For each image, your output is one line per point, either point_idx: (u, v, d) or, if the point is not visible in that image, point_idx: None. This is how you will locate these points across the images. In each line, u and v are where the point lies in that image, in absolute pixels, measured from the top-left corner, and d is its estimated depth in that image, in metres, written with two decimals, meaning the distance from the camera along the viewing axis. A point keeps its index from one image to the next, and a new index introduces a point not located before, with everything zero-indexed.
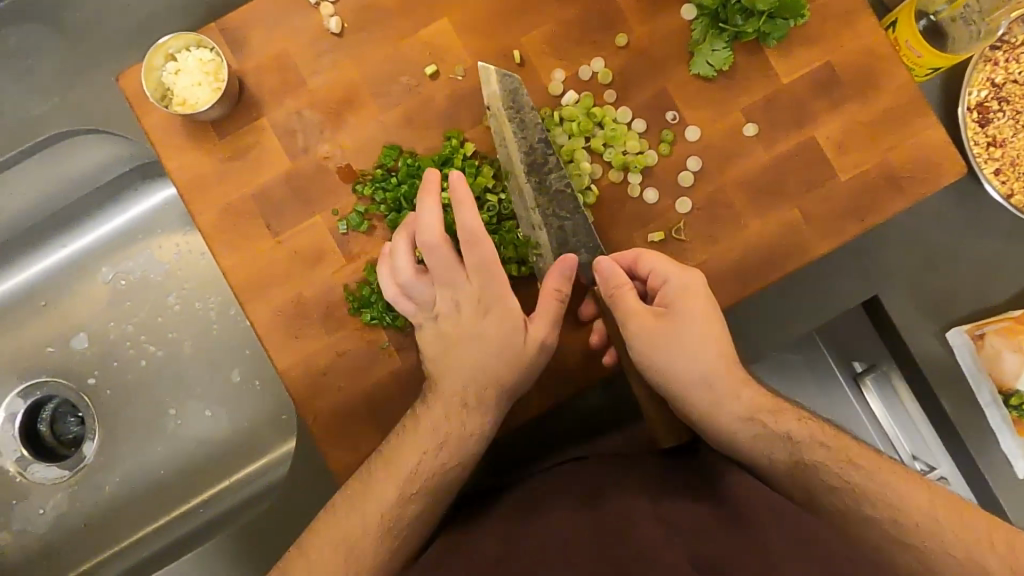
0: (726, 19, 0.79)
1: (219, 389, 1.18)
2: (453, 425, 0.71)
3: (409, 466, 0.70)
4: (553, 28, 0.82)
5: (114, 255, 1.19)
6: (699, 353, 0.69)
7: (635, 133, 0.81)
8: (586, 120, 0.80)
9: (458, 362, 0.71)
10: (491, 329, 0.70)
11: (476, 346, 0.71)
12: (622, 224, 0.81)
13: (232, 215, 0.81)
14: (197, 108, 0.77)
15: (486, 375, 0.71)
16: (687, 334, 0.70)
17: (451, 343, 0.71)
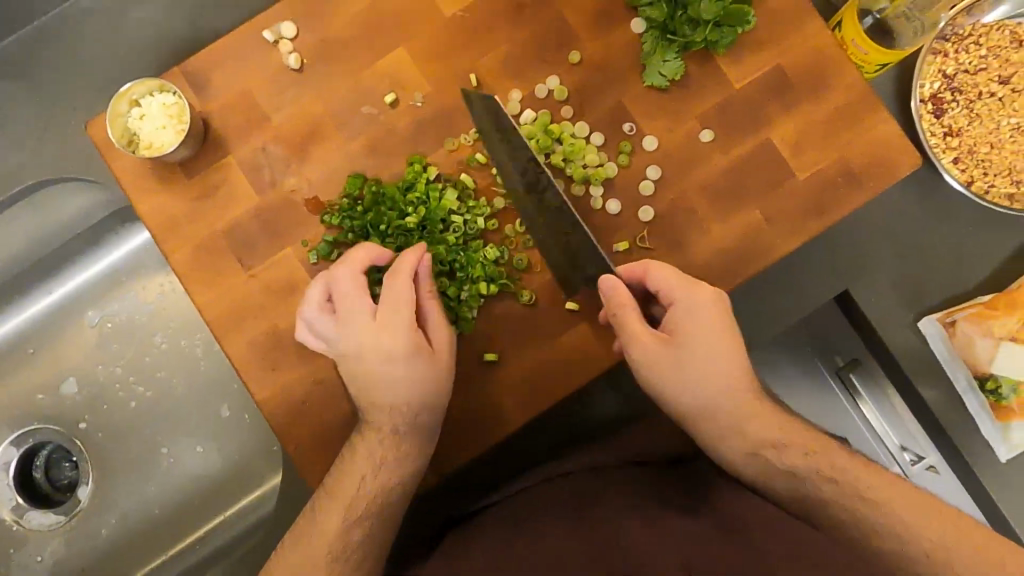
0: (674, 30, 0.80)
1: (209, 425, 1.19)
2: (387, 451, 0.74)
3: (349, 490, 0.73)
4: (508, 50, 0.84)
5: (99, 299, 1.20)
6: (711, 374, 0.70)
7: (595, 147, 0.82)
8: (545, 137, 0.82)
9: (378, 394, 0.73)
10: (396, 360, 0.72)
11: (385, 380, 0.73)
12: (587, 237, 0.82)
13: (204, 253, 0.82)
14: (163, 151, 0.79)
15: (404, 405, 0.73)
16: (701, 356, 0.69)
17: (367, 377, 0.73)
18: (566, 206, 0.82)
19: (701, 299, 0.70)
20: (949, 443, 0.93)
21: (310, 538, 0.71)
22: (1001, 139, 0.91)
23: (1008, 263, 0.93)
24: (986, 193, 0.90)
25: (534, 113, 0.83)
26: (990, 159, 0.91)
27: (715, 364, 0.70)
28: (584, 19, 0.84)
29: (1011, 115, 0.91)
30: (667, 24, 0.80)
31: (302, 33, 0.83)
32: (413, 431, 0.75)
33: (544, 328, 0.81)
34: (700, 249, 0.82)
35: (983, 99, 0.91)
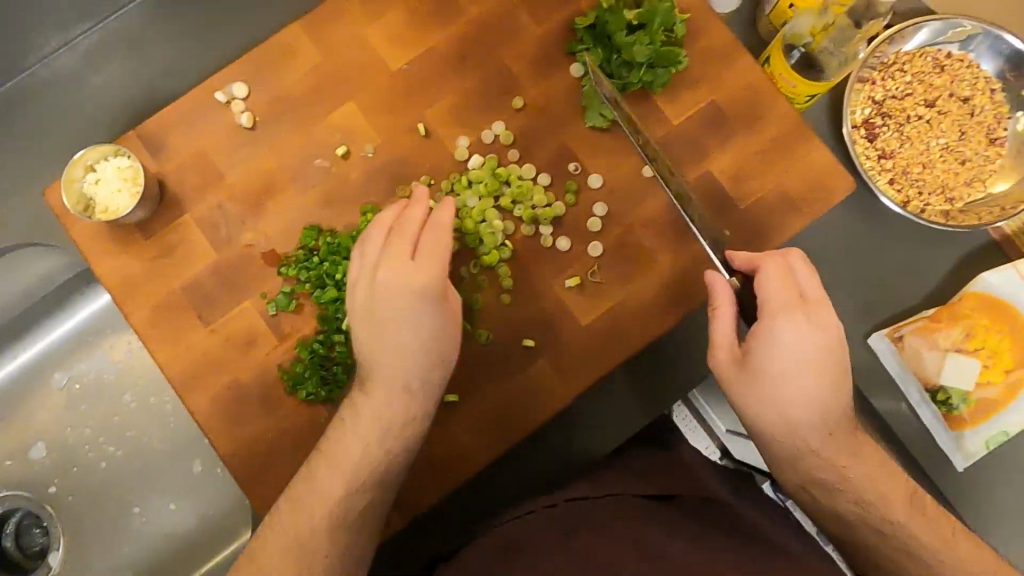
0: (610, 73, 0.85)
1: (182, 481, 1.19)
2: (390, 418, 0.73)
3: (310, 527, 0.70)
4: (454, 99, 0.87)
5: (65, 361, 1.20)
6: (788, 383, 0.69)
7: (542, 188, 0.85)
8: (494, 181, 0.85)
9: (389, 348, 0.73)
10: (414, 311, 0.72)
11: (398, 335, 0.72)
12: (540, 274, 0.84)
13: (164, 311, 0.83)
14: (119, 214, 0.80)
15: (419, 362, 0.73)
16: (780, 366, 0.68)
17: (377, 334, 0.72)
18: (519, 245, 0.85)
19: (793, 317, 0.68)
20: (907, 454, 0.95)
21: None
22: (932, 158, 0.95)
23: (951, 275, 0.96)
24: (923, 210, 0.94)
25: (482, 157, 0.85)
26: (923, 177, 0.95)
27: (801, 373, 0.68)
28: (526, 66, 0.88)
29: (940, 135, 0.96)
30: (604, 66, 0.85)
31: (253, 92, 0.86)
32: (422, 396, 0.74)
33: (501, 368, 0.83)
34: (650, 279, 0.84)
35: (912, 122, 0.96)
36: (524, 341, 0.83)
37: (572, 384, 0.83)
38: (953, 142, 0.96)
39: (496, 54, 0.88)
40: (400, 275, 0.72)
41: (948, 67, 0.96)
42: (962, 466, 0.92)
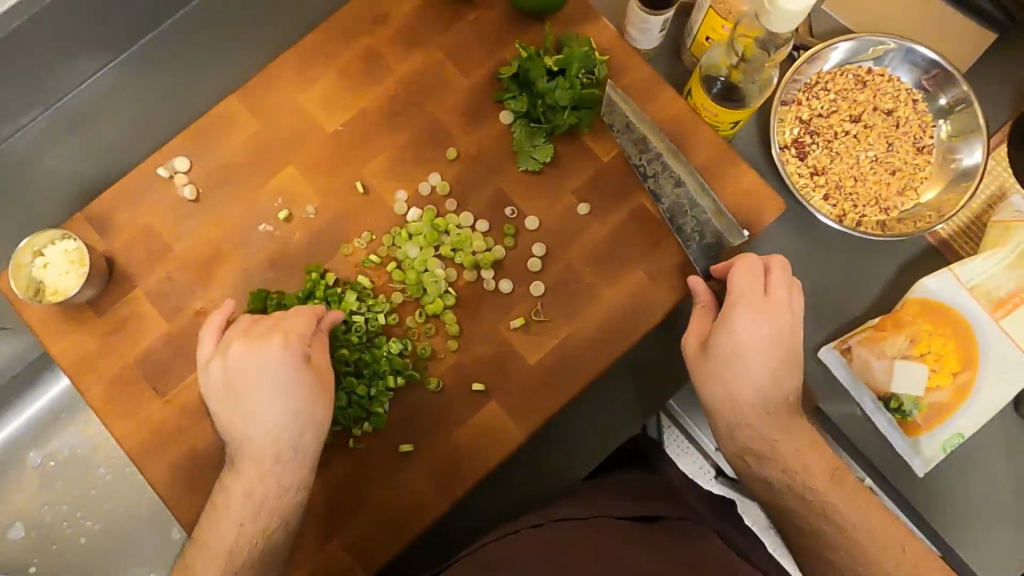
0: (536, 117, 0.87)
1: (162, 549, 1.19)
2: (263, 489, 0.75)
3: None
4: (391, 155, 0.90)
5: (39, 439, 1.20)
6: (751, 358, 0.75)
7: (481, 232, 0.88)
8: (433, 230, 0.87)
9: (247, 424, 0.74)
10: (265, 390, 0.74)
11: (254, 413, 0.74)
12: (485, 317, 0.86)
13: (119, 386, 0.85)
14: (67, 296, 0.82)
15: (284, 435, 0.74)
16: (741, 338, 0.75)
17: (242, 413, 0.74)
18: (462, 291, 0.87)
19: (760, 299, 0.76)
20: (869, 459, 0.98)
21: None
22: (863, 171, 0.98)
23: (895, 282, 0.98)
24: (858, 222, 0.96)
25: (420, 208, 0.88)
26: (856, 190, 0.98)
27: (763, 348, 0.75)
28: (457, 118, 0.91)
29: (868, 148, 0.98)
30: (530, 112, 0.88)
31: (195, 165, 0.89)
32: (293, 463, 0.75)
33: (453, 414, 0.84)
34: (594, 313, 0.86)
35: (839, 138, 0.99)
36: (474, 385, 0.84)
37: (524, 423, 0.83)
38: (882, 154, 0.98)
39: (427, 108, 0.91)
40: (247, 354, 0.74)
41: (868, 82, 0.99)
42: (922, 471, 0.95)
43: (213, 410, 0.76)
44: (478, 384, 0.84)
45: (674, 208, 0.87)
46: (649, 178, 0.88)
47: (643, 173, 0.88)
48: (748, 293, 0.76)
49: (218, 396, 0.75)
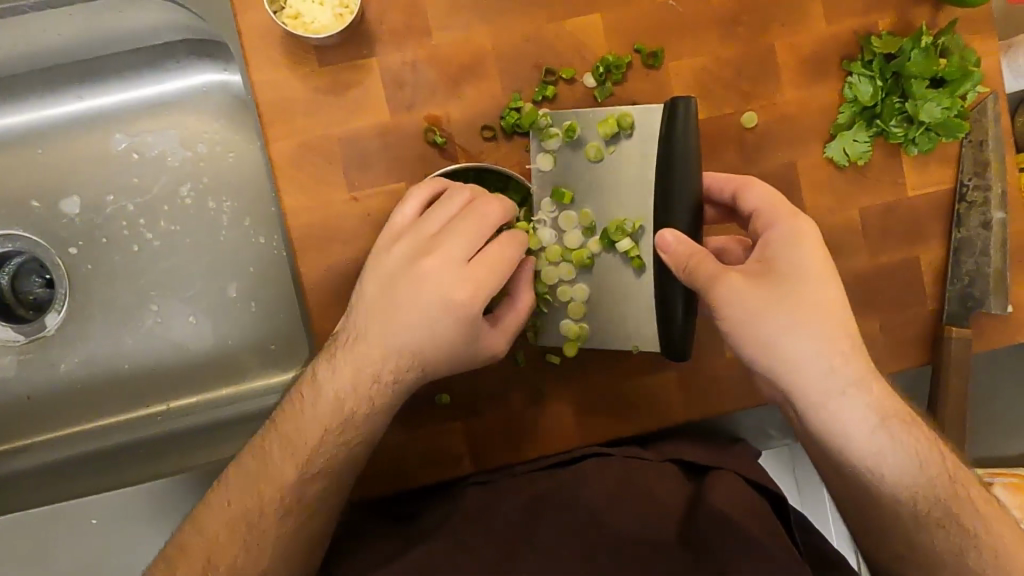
0: (881, 114, 0.76)
1: (212, 299, 1.04)
2: (400, 341, 0.64)
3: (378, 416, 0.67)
4: (705, 61, 0.76)
5: (133, 122, 1.04)
6: (783, 357, 0.61)
7: (600, 175, 0.73)
8: (575, 169, 0.74)
9: (389, 278, 0.64)
10: (451, 312, 0.63)
11: (422, 310, 0.63)
12: (591, 274, 0.76)
13: (309, 153, 0.74)
14: (308, 29, 0.72)
15: (399, 320, 0.63)
16: (764, 319, 0.61)
17: (402, 250, 0.64)
18: (560, 218, 0.75)
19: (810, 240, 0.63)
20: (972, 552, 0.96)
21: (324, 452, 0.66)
22: None
23: None
24: None
25: (608, 113, 0.71)
26: None
27: (802, 350, 0.60)
28: (792, 61, 0.77)
29: None
30: (876, 105, 0.76)
31: None
32: (393, 340, 0.64)
33: (626, 365, 0.80)
34: None
35: None
36: None
37: (689, 407, 0.80)
38: None
39: (768, 31, 0.76)
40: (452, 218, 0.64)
41: None
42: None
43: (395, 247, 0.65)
44: (640, 344, 0.75)
45: (972, 274, 0.77)
46: (960, 225, 0.78)
47: (960, 193, 0.78)
48: (799, 268, 0.62)
49: (420, 257, 0.63)
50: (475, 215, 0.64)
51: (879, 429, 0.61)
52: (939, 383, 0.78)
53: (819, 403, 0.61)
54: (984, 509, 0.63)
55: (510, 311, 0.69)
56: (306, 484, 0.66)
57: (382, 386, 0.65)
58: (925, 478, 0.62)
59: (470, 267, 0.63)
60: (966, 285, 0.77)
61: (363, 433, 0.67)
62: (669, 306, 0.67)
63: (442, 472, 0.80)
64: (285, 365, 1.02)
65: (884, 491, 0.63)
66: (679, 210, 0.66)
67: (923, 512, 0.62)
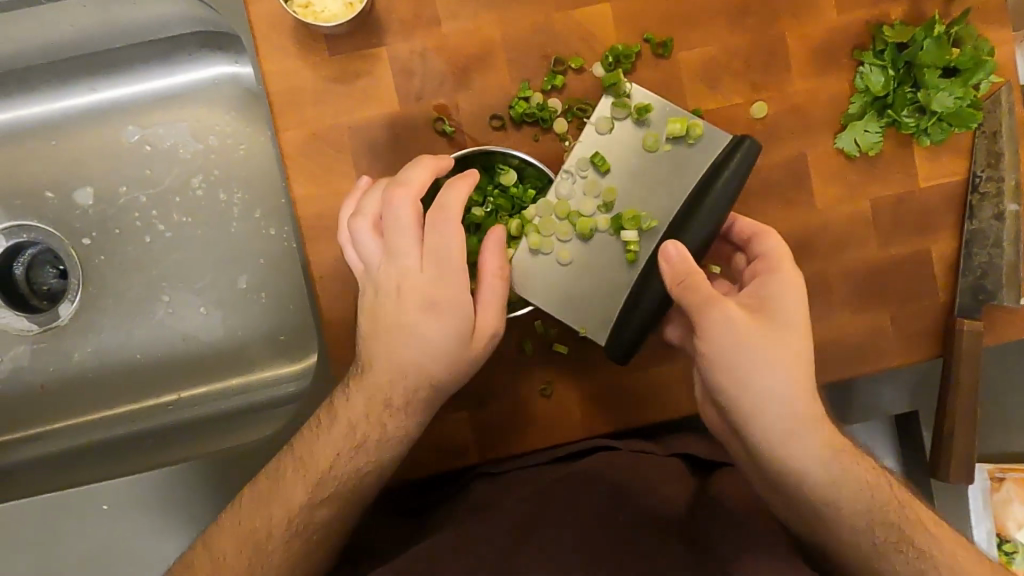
0: (892, 105, 0.76)
1: (222, 291, 1.05)
2: (403, 367, 0.64)
3: (389, 436, 0.67)
4: (715, 51, 0.76)
5: (146, 114, 1.05)
6: (752, 384, 0.60)
7: (646, 164, 0.72)
8: (625, 147, 0.72)
9: (377, 309, 0.64)
10: (434, 327, 0.63)
11: (409, 333, 0.63)
12: (586, 250, 0.73)
13: (318, 141, 0.74)
14: (318, 18, 0.72)
15: (395, 344, 0.64)
16: (745, 348, 0.60)
17: (378, 282, 0.64)
18: (583, 178, 0.73)
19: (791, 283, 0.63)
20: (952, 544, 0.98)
21: (338, 472, 0.67)
22: None
23: None
24: None
25: (684, 115, 0.70)
26: None
27: (770, 379, 0.60)
28: (803, 51, 0.76)
29: None
30: (887, 95, 0.76)
31: None
32: (397, 366, 0.64)
33: (633, 356, 0.80)
34: (821, 323, 0.78)
35: None
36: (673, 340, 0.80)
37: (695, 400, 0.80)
38: None
39: (777, 19, 0.76)
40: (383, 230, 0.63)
41: None
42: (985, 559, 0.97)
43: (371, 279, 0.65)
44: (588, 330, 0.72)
45: (984, 266, 0.76)
46: (973, 217, 0.77)
47: (972, 185, 0.77)
48: (786, 306, 0.62)
49: (385, 285, 0.63)
50: (395, 219, 0.62)
51: (833, 463, 0.61)
52: (950, 377, 0.77)
53: (779, 431, 0.60)
54: (938, 534, 0.62)
55: (483, 283, 0.66)
56: (315, 508, 0.66)
57: (394, 409, 0.66)
58: (876, 506, 0.62)
59: (426, 272, 0.63)
60: (977, 277, 0.77)
61: (375, 459, 0.67)
62: (635, 304, 0.68)
63: (444, 463, 0.79)
64: (292, 358, 1.03)
65: (836, 520, 0.62)
66: (693, 232, 0.66)
67: (881, 540, 0.61)
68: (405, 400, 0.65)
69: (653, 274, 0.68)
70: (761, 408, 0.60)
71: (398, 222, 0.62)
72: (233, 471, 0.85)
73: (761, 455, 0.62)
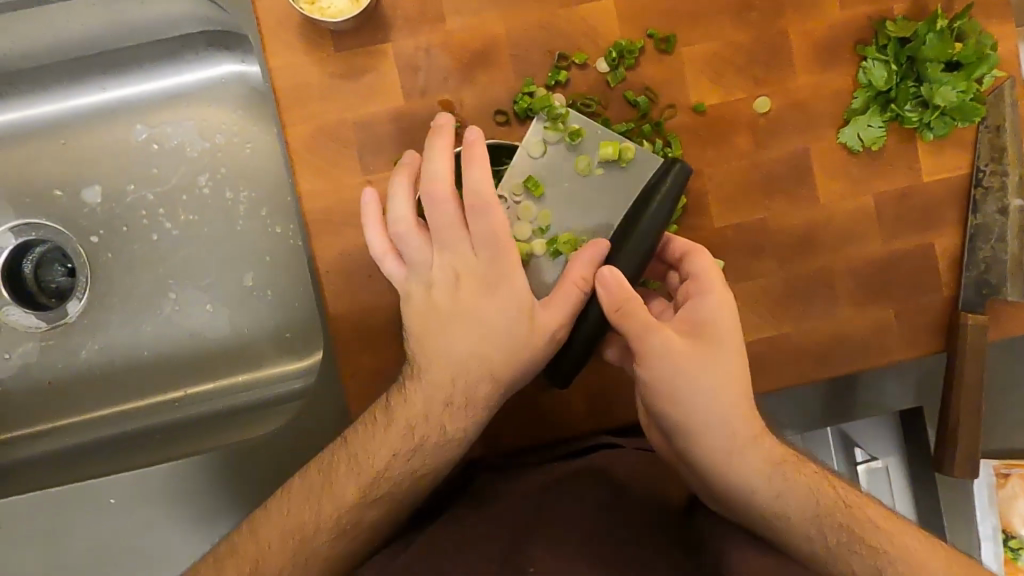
0: (895, 100, 0.76)
1: (229, 288, 1.05)
2: (468, 365, 0.65)
3: (454, 430, 0.67)
4: (718, 47, 0.76)
5: (153, 113, 1.06)
6: (689, 404, 0.63)
7: (580, 188, 0.72)
8: (557, 172, 0.73)
9: (437, 306, 0.65)
10: (501, 318, 0.64)
11: (472, 326, 0.64)
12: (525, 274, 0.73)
13: (324, 137, 0.75)
14: (324, 14, 0.73)
15: (465, 342, 0.65)
16: (680, 371, 0.63)
17: (432, 282, 0.65)
18: (517, 202, 0.72)
19: (722, 302, 0.65)
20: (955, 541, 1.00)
21: (391, 468, 0.67)
22: None
23: None
24: None
25: (615, 139, 0.70)
26: None
27: (702, 398, 0.63)
28: (805, 46, 0.77)
29: None
30: (890, 90, 0.76)
31: None
32: (461, 363, 0.65)
33: None
34: (826, 317, 0.78)
35: None
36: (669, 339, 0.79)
37: None
38: None
39: (780, 15, 0.76)
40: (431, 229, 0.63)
41: None
42: (985, 558, 1.00)
43: (422, 282, 0.66)
44: None
45: (988, 259, 0.77)
46: (976, 211, 0.77)
47: (976, 179, 0.77)
48: (720, 328, 0.64)
49: (439, 280, 0.65)
50: (438, 216, 0.62)
51: (774, 474, 0.63)
52: (955, 371, 0.77)
53: (722, 454, 0.62)
54: (889, 529, 0.61)
55: (561, 288, 0.67)
56: (365, 506, 0.67)
57: (455, 406, 0.66)
58: (826, 510, 0.62)
59: (480, 255, 0.64)
60: (981, 271, 0.77)
61: (429, 457, 0.67)
62: (572, 329, 0.70)
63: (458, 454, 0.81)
64: (299, 355, 1.04)
65: (788, 532, 0.62)
66: (626, 259, 0.67)
67: (833, 543, 0.60)
68: (471, 397, 0.66)
69: (591, 301, 0.69)
70: (699, 428, 0.63)
71: (444, 219, 0.62)
72: (242, 466, 0.86)
73: (709, 478, 0.64)
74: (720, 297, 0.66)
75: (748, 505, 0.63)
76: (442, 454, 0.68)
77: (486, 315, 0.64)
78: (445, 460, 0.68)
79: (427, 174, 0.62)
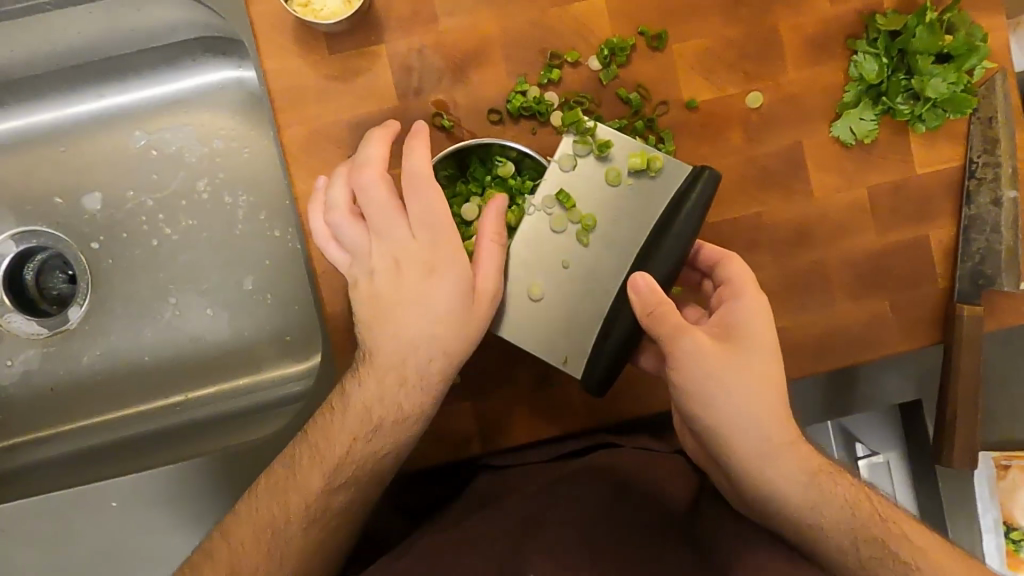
0: (887, 93, 0.76)
1: (228, 291, 1.06)
2: (410, 347, 0.65)
3: (405, 412, 0.67)
4: (710, 43, 0.77)
5: (151, 119, 1.07)
6: (722, 409, 0.62)
7: (609, 200, 0.72)
8: (587, 184, 0.72)
9: (377, 292, 0.65)
10: (439, 296, 0.64)
11: (416, 306, 0.65)
12: (560, 285, 0.72)
13: (319, 139, 0.75)
14: (317, 16, 0.74)
15: (405, 323, 0.65)
16: (714, 378, 0.62)
17: (371, 269, 0.65)
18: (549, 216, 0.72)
19: (757, 308, 0.64)
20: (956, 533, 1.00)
21: (349, 454, 0.68)
22: None
23: None
24: None
25: (643, 148, 0.70)
26: None
27: (738, 405, 0.62)
28: (796, 40, 0.77)
29: None
30: (881, 83, 0.77)
31: None
32: (406, 346, 0.66)
33: None
34: (823, 311, 0.78)
35: None
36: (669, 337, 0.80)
37: None
38: None
39: (770, 10, 0.77)
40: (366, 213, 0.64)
41: None
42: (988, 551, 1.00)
43: (362, 267, 0.66)
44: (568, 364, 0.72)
45: (983, 250, 0.77)
46: (970, 203, 0.77)
47: (969, 170, 0.78)
48: (752, 331, 0.64)
49: (378, 265, 0.65)
50: (371, 199, 0.63)
51: (807, 482, 0.62)
52: (951, 363, 0.77)
53: (752, 458, 0.62)
54: (920, 540, 0.61)
55: (491, 251, 0.67)
56: (333, 493, 0.68)
57: (405, 389, 0.66)
58: (855, 520, 0.62)
59: (416, 238, 0.65)
60: (977, 263, 0.77)
61: (390, 439, 0.68)
62: (607, 334, 0.69)
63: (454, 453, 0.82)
64: (299, 357, 1.04)
65: (816, 538, 0.62)
66: (660, 263, 0.67)
67: (865, 556, 0.61)
68: (416, 376, 0.66)
69: (622, 307, 0.69)
70: (732, 433, 0.62)
71: (376, 202, 0.63)
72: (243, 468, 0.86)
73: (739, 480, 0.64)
74: (755, 303, 0.65)
75: (778, 509, 0.62)
76: (402, 437, 0.68)
77: (422, 295, 0.64)
78: (402, 442, 0.68)
79: (363, 159, 0.64)
